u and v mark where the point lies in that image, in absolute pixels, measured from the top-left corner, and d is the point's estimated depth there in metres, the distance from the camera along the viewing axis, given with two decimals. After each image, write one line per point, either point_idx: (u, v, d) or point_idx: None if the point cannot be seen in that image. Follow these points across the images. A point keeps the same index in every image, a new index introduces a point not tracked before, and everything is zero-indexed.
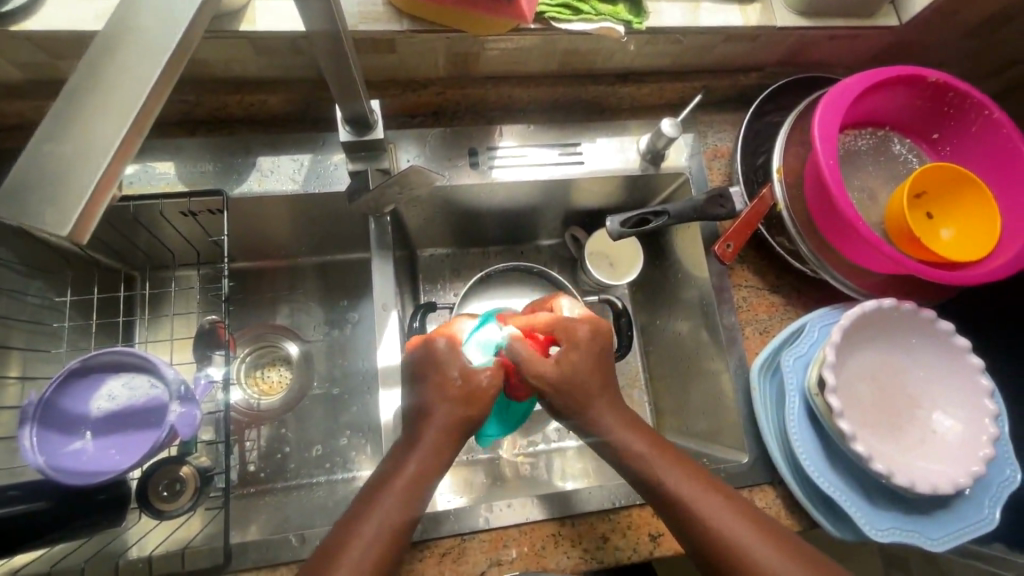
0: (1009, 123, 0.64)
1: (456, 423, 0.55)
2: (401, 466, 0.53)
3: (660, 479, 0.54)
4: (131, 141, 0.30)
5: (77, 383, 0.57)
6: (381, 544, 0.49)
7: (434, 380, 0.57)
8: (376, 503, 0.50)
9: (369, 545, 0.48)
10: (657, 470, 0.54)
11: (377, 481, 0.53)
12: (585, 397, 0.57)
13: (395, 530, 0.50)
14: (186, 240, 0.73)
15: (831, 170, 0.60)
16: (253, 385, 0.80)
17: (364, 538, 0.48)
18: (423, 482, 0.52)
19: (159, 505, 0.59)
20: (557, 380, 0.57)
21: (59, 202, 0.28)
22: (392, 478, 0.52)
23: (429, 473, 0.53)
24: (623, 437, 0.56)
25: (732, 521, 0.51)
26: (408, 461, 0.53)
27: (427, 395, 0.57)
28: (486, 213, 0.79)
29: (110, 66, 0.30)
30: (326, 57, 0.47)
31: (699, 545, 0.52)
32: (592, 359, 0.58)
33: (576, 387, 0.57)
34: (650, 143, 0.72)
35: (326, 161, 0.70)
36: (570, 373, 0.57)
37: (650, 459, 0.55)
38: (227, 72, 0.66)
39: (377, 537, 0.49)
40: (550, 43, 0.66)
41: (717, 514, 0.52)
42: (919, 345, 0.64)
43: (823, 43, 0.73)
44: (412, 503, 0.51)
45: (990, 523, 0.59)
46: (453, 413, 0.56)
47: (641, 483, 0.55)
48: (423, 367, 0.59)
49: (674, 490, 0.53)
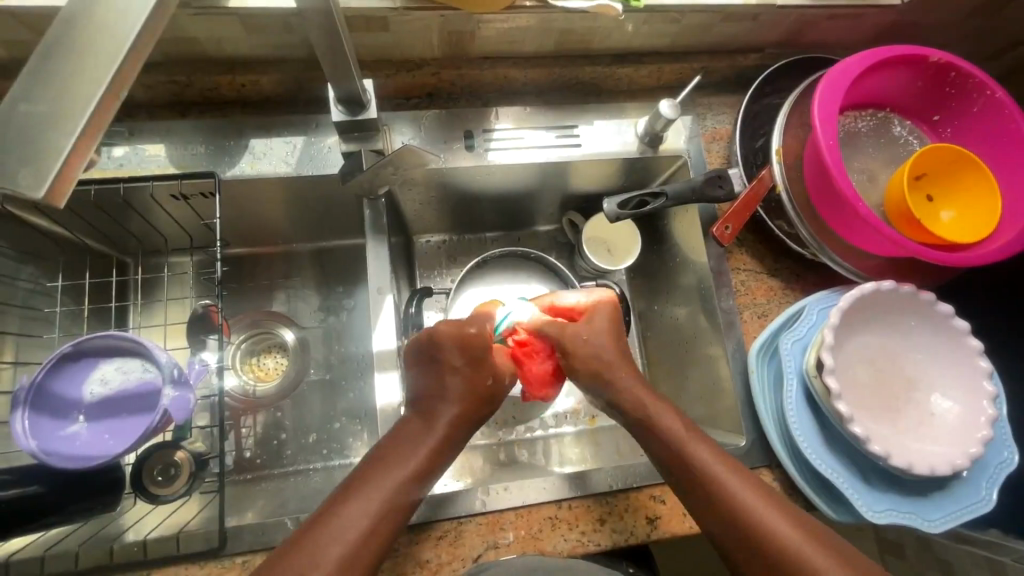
0: (1011, 103, 0.64)
1: (467, 417, 0.55)
2: (401, 441, 0.53)
3: (691, 455, 0.53)
4: (108, 104, 0.30)
5: (69, 368, 0.56)
6: (378, 528, 0.48)
7: (460, 371, 0.56)
8: (372, 476, 0.50)
9: (373, 518, 0.48)
10: (693, 457, 0.53)
11: (372, 461, 0.52)
12: (607, 363, 0.58)
13: (393, 506, 0.49)
14: (179, 225, 0.72)
15: (831, 149, 0.60)
16: (249, 371, 0.79)
17: (369, 510, 0.48)
18: (429, 470, 0.52)
19: (154, 489, 0.59)
20: (581, 341, 0.59)
21: (34, 163, 0.28)
22: (389, 467, 0.51)
23: (439, 452, 0.53)
24: (669, 425, 0.55)
25: (746, 494, 0.51)
26: (420, 445, 0.53)
27: (448, 378, 0.56)
28: (483, 197, 0.78)
29: (94, 29, 0.30)
30: (319, 34, 0.46)
31: (717, 521, 0.51)
32: (609, 325, 0.61)
33: (604, 355, 0.59)
34: (648, 125, 0.71)
35: (320, 143, 0.69)
36: (593, 338, 0.59)
37: (682, 438, 0.54)
38: (218, 52, 0.65)
39: (381, 514, 0.48)
40: (547, 22, 0.65)
41: (729, 484, 0.51)
42: (918, 327, 0.63)
43: (823, 23, 0.72)
44: (413, 482, 0.51)
45: (987, 504, 0.59)
46: (467, 395, 0.55)
47: (663, 464, 0.55)
48: (447, 352, 0.56)
49: (698, 460, 0.53)
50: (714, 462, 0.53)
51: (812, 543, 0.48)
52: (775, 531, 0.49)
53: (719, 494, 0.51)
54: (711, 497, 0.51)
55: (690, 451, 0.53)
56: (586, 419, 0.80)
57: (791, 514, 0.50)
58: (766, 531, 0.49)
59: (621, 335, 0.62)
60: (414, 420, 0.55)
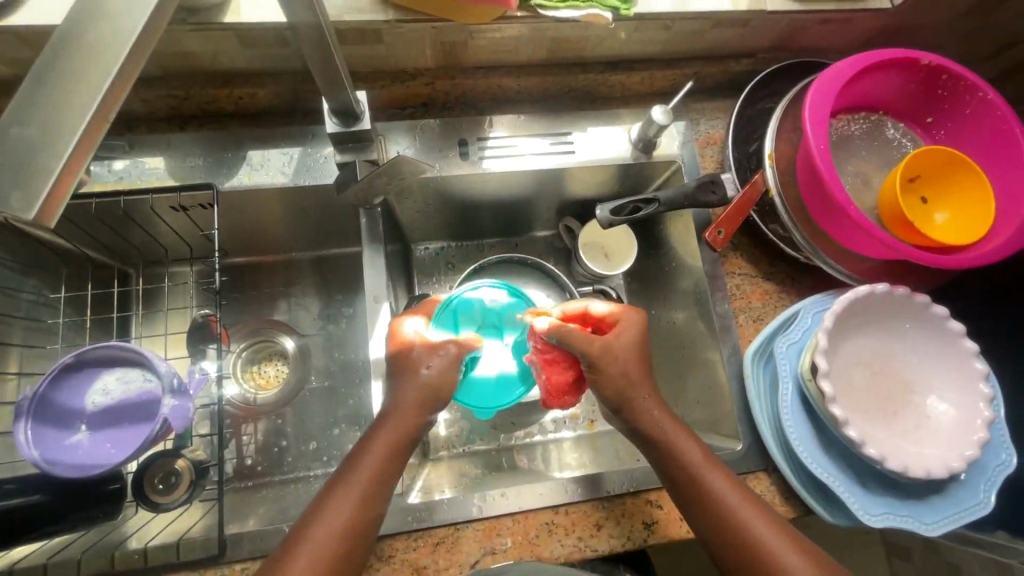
0: (1003, 104, 0.64)
1: (422, 400, 0.56)
2: (373, 437, 0.54)
3: (702, 481, 0.53)
4: (99, 124, 0.30)
5: (70, 378, 0.57)
6: (353, 527, 0.49)
7: (411, 362, 0.58)
8: (346, 481, 0.51)
9: (347, 520, 0.49)
10: (708, 483, 0.53)
11: (346, 463, 0.53)
12: (632, 384, 0.58)
13: (361, 512, 0.50)
14: (179, 236, 0.73)
15: (823, 154, 0.60)
16: (250, 379, 0.80)
17: (342, 510, 0.49)
18: (391, 469, 0.53)
19: (155, 498, 0.59)
20: (610, 364, 0.57)
21: (25, 184, 0.28)
22: (357, 466, 0.52)
23: (401, 445, 0.54)
24: (684, 448, 0.55)
25: (751, 511, 0.52)
26: (376, 439, 0.53)
27: (401, 374, 0.57)
28: (480, 205, 0.79)
29: (85, 53, 0.31)
30: (312, 50, 0.47)
31: (724, 546, 0.52)
32: (637, 344, 0.60)
33: (632, 374, 0.58)
34: (641, 131, 0.72)
35: (316, 154, 0.70)
36: (622, 358, 0.58)
37: (697, 463, 0.54)
38: (214, 66, 0.66)
39: (354, 516, 0.49)
40: (538, 31, 0.66)
41: (732, 497, 0.53)
42: (913, 330, 0.63)
43: (815, 27, 0.72)
44: (381, 490, 0.52)
45: (985, 507, 0.59)
46: (421, 392, 0.56)
47: (668, 473, 0.55)
48: (403, 351, 0.59)
49: (703, 476, 0.54)
50: (730, 488, 0.53)
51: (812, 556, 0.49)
52: (771, 545, 0.50)
53: (718, 510, 0.52)
54: (714, 511, 0.52)
55: (703, 476, 0.54)
56: (585, 423, 0.81)
57: (787, 530, 0.52)
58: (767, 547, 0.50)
59: (645, 354, 0.60)
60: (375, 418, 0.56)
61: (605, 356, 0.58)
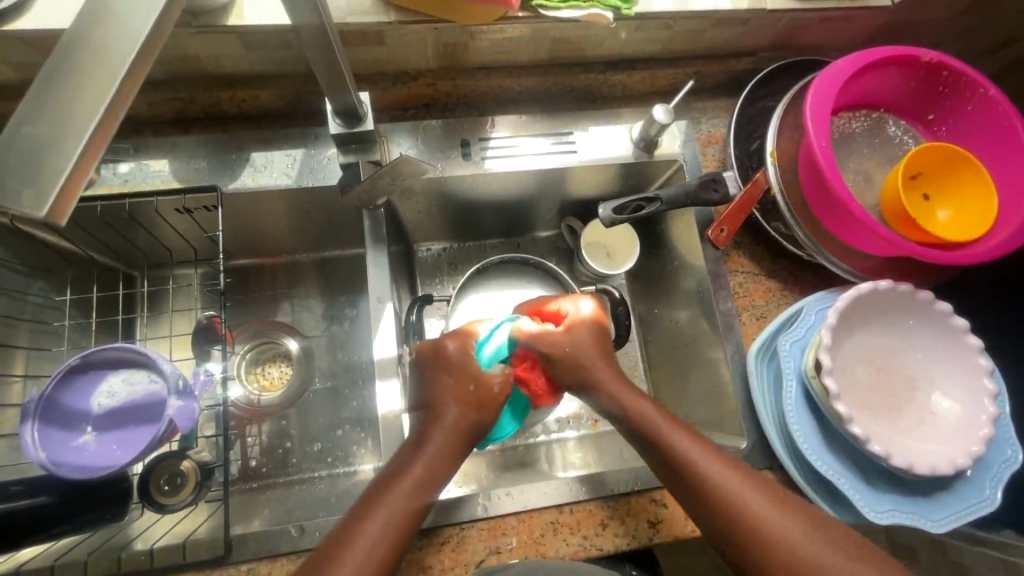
0: (1004, 101, 0.64)
1: (457, 433, 0.55)
2: (409, 469, 0.52)
3: (688, 463, 0.52)
4: (108, 124, 0.31)
5: (77, 380, 0.58)
6: (385, 559, 0.47)
7: (444, 386, 0.57)
8: (373, 508, 0.49)
9: (383, 550, 0.47)
10: (698, 465, 0.52)
11: (376, 488, 0.51)
12: (592, 372, 0.59)
13: (392, 543, 0.48)
14: (183, 238, 0.73)
15: (824, 152, 0.60)
16: (254, 381, 0.80)
17: (372, 542, 0.47)
18: (427, 487, 0.52)
19: (161, 499, 0.59)
20: (566, 345, 0.60)
21: (36, 182, 0.29)
22: (387, 494, 0.50)
23: (434, 478, 0.53)
24: (670, 436, 0.54)
25: (756, 498, 0.50)
26: (412, 464, 0.53)
27: (438, 393, 0.57)
28: (482, 205, 0.79)
29: (92, 55, 0.31)
30: (315, 50, 0.47)
31: (727, 536, 0.50)
32: (594, 340, 0.61)
33: (580, 355, 0.60)
34: (643, 130, 0.72)
35: (319, 155, 0.70)
36: (574, 339, 0.60)
37: (683, 447, 0.53)
38: (218, 68, 0.66)
39: (385, 549, 0.47)
40: (539, 31, 0.66)
41: (738, 488, 0.51)
42: (916, 326, 0.63)
43: (814, 25, 0.72)
44: (405, 509, 0.50)
45: (991, 504, 0.59)
46: (458, 419, 0.55)
47: (662, 466, 0.54)
48: (435, 370, 0.59)
49: (699, 467, 0.52)
50: (724, 469, 0.52)
51: (834, 546, 0.48)
52: (795, 542, 0.48)
53: (721, 500, 0.50)
54: (714, 497, 0.51)
55: (691, 458, 0.52)
56: (588, 423, 0.81)
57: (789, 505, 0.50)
58: (789, 543, 0.48)
59: (605, 343, 0.62)
60: (407, 447, 0.55)
61: (557, 341, 0.60)
